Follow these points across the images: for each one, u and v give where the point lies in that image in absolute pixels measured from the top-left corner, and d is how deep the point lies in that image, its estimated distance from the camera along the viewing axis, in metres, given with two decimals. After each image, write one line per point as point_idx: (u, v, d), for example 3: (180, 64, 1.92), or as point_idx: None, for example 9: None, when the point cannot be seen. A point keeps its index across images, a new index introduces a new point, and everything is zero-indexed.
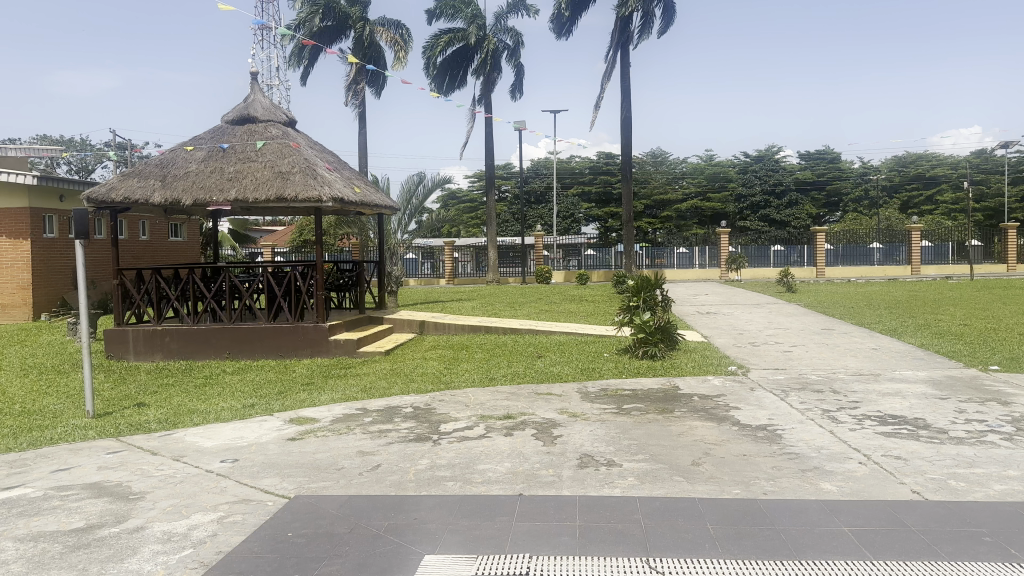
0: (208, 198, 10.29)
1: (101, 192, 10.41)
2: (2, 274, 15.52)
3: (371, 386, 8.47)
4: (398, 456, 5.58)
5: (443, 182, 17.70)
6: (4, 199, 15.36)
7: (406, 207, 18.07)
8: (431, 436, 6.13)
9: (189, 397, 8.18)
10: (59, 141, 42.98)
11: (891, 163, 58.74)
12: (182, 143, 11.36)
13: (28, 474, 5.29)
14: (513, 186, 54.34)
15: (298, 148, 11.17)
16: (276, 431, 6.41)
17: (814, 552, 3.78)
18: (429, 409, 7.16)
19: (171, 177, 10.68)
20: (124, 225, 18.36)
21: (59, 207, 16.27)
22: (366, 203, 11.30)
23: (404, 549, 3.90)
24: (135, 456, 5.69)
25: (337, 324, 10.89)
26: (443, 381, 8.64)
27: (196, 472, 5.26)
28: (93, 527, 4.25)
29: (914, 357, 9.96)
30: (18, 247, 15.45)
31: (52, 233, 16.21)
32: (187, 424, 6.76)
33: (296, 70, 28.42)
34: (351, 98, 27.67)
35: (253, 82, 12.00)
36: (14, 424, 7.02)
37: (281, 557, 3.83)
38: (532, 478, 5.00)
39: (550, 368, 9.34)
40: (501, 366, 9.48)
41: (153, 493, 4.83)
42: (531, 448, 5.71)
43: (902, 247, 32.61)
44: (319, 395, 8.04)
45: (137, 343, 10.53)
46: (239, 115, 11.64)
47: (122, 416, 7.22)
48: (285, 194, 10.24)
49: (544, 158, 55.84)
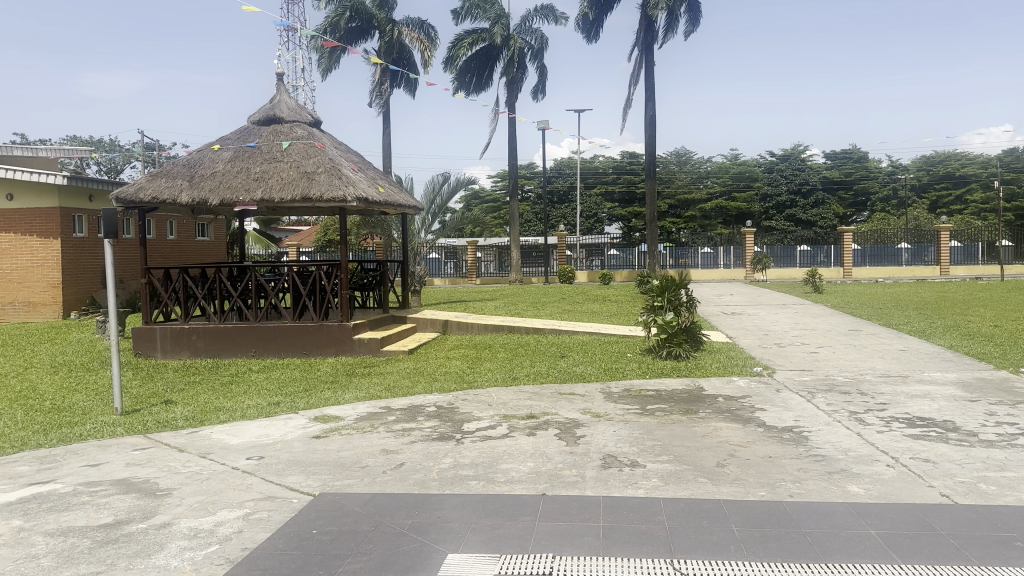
0: (234, 198, 10.40)
1: (130, 192, 10.55)
2: (33, 272, 15.80)
3: (394, 385, 8.50)
4: (421, 454, 5.59)
5: (467, 182, 17.72)
6: (34, 199, 15.64)
7: (430, 207, 18.12)
8: (454, 435, 6.14)
9: (216, 395, 8.27)
10: (88, 142, 43.62)
11: (920, 162, 57.87)
12: (209, 143, 11.48)
13: (58, 470, 5.38)
14: (536, 186, 54.34)
15: (323, 148, 11.26)
16: (301, 428, 6.46)
17: (840, 555, 3.74)
18: (452, 408, 7.16)
19: (198, 177, 10.81)
20: (153, 225, 18.63)
21: (88, 207, 16.53)
22: (390, 203, 11.36)
23: (426, 548, 3.90)
24: (162, 453, 5.77)
25: (361, 324, 10.95)
26: (466, 380, 8.65)
27: (222, 469, 5.31)
28: (121, 523, 4.31)
29: (943, 359, 9.80)
30: (48, 247, 15.72)
31: (82, 233, 16.48)
32: (213, 422, 6.84)
33: (322, 71, 28.59)
34: (375, 99, 27.80)
35: (279, 83, 12.11)
36: (45, 421, 7.13)
37: (306, 554, 3.85)
38: (555, 478, 4.99)
39: (573, 368, 9.31)
40: (524, 366, 9.47)
41: (180, 489, 4.89)
42: (554, 448, 5.70)
43: (930, 247, 32.14)
44: (343, 394, 8.08)
45: (165, 342, 10.67)
46: (265, 115, 11.75)
47: (150, 413, 7.32)
48: (310, 194, 10.32)
49: (568, 158, 55.78)
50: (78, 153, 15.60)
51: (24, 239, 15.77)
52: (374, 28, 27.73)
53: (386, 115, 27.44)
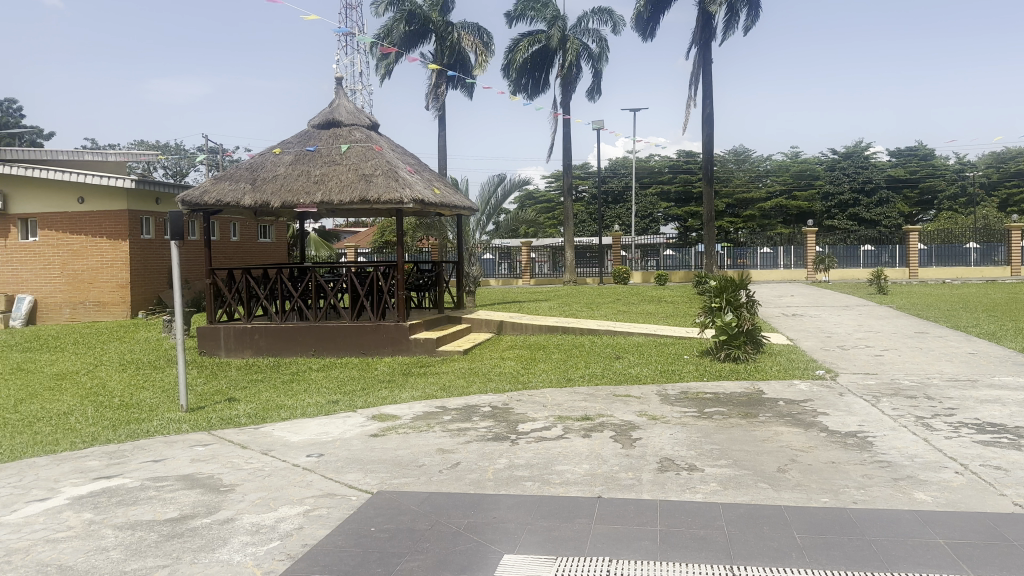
0: (296, 200, 10.62)
1: (196, 195, 10.86)
2: (103, 273, 16.39)
3: (448, 385, 8.56)
4: (477, 454, 5.62)
5: (521, 183, 17.73)
6: (104, 202, 16.26)
7: (485, 208, 18.21)
8: (509, 435, 6.15)
9: (276, 392, 8.46)
10: (156, 148, 45.17)
11: (990, 158, 55.72)
12: (271, 147, 11.75)
13: (126, 465, 5.57)
14: (591, 186, 54.16)
15: (381, 151, 11.40)
16: (358, 426, 6.57)
17: (907, 565, 3.61)
18: (507, 408, 7.17)
19: (261, 180, 11.07)
20: (217, 227, 19.20)
21: (155, 209, 17.09)
22: (446, 204, 11.45)
23: (483, 548, 3.92)
24: (225, 449, 5.92)
25: (416, 323, 11.07)
26: (521, 380, 8.66)
27: (283, 466, 5.43)
28: (186, 517, 4.44)
29: (1016, 363, 9.38)
30: (117, 248, 16.30)
31: (149, 234, 17.04)
32: (273, 419, 7.00)
33: (380, 75, 28.98)
34: (432, 102, 28.06)
35: (338, 87, 12.31)
36: (114, 417, 7.40)
37: (365, 551, 3.90)
38: (611, 481, 4.95)
39: (627, 369, 9.24)
40: (579, 367, 9.43)
41: (242, 485, 5.01)
42: (610, 450, 5.66)
43: (1001, 247, 30.89)
44: (400, 392, 8.18)
45: (228, 340, 10.96)
46: (324, 119, 11.97)
47: (214, 410, 7.52)
48: (368, 196, 10.47)
49: (623, 158, 55.42)
50: (147, 157, 16.11)
51: (94, 241, 16.40)
52: (431, 31, 27.99)
53: (442, 118, 27.70)
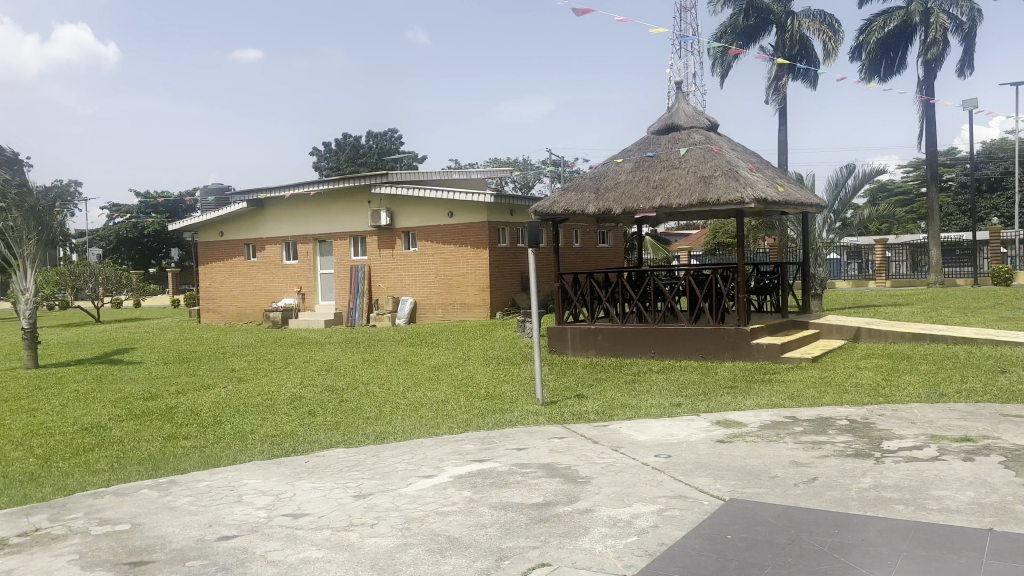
0: (637, 205, 10.94)
1: (547, 205, 11.74)
2: (467, 278, 18.48)
3: (797, 394, 8.12)
4: (836, 471, 5.23)
5: (876, 174, 16.20)
6: (468, 215, 18.34)
7: (832, 203, 16.98)
8: (873, 453, 5.64)
9: (621, 392, 8.78)
10: (506, 163, 49.72)
11: None
12: (613, 156, 12.23)
13: (496, 450, 6.21)
14: (959, 175, 47.47)
15: (721, 151, 11.23)
16: (704, 431, 6.53)
17: None
18: (867, 423, 6.58)
19: (604, 187, 11.59)
20: (563, 234, 20.57)
21: (510, 220, 18.78)
22: (790, 202, 10.89)
23: (852, 571, 3.64)
24: (580, 443, 6.30)
25: (758, 328, 10.69)
26: (882, 393, 7.88)
27: (634, 464, 5.61)
28: (550, 504, 4.81)
29: None
30: (478, 256, 18.27)
31: (504, 242, 18.75)
32: (621, 417, 7.27)
33: (717, 74, 28.57)
34: (772, 96, 26.94)
35: (677, 91, 12.40)
36: (483, 406, 8.30)
37: (722, 558, 3.87)
38: (1008, 514, 4.27)
39: (1019, 386, 7.89)
40: (953, 381, 8.31)
41: (598, 479, 5.28)
42: (1002, 479, 4.89)
43: None
44: (745, 399, 7.97)
45: (575, 340, 11.64)
46: (664, 125, 12.14)
47: (567, 405, 8.04)
48: (708, 198, 10.40)
49: (1002, 139, 47.65)
50: (505, 170, 17.44)
51: (461, 249, 18.56)
52: (772, 23, 26.85)
53: (782, 112, 26.45)
